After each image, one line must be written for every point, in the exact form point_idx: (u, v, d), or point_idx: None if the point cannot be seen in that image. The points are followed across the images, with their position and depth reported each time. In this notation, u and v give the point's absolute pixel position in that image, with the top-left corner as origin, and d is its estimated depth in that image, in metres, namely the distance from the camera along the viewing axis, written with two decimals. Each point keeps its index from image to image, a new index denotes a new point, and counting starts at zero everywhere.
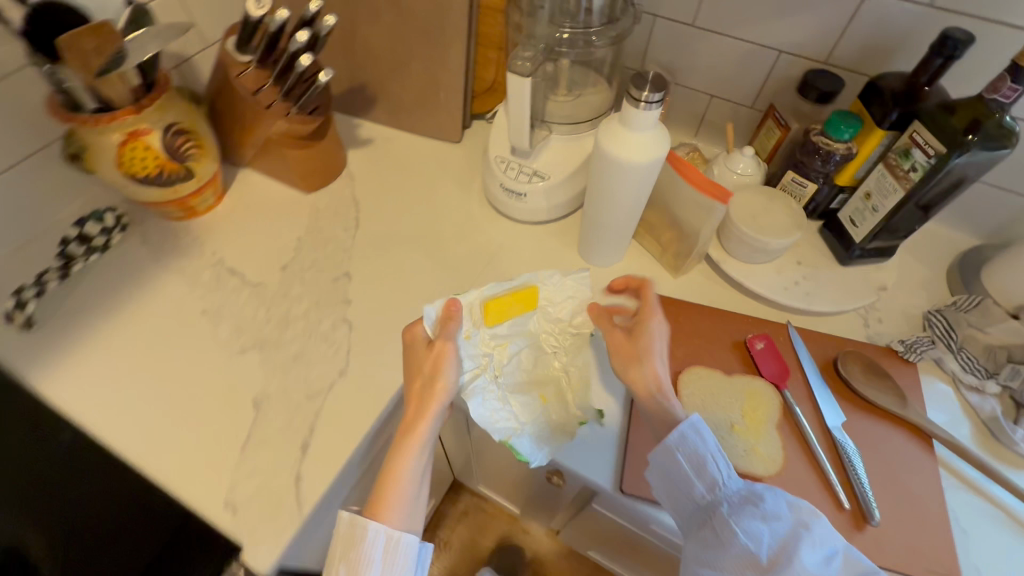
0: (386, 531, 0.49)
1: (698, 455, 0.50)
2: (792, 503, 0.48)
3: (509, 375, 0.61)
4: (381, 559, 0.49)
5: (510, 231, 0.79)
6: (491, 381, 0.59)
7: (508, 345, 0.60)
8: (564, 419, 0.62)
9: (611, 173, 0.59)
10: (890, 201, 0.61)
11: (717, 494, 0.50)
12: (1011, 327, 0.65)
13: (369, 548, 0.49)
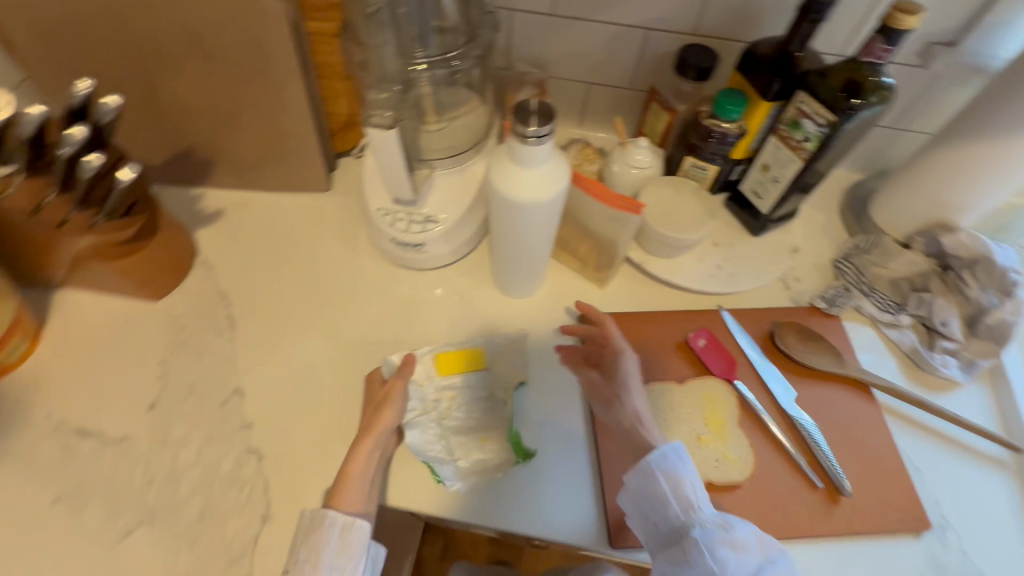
0: (344, 520, 0.47)
1: (675, 475, 0.47)
2: (760, 537, 0.46)
3: (459, 423, 0.60)
4: (335, 548, 0.46)
5: (416, 282, 0.70)
6: (435, 424, 0.59)
7: (463, 399, 0.61)
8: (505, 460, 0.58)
9: (516, 215, 0.52)
10: (789, 171, 0.61)
11: (691, 516, 0.47)
12: (909, 259, 0.68)
13: (323, 547, 0.46)
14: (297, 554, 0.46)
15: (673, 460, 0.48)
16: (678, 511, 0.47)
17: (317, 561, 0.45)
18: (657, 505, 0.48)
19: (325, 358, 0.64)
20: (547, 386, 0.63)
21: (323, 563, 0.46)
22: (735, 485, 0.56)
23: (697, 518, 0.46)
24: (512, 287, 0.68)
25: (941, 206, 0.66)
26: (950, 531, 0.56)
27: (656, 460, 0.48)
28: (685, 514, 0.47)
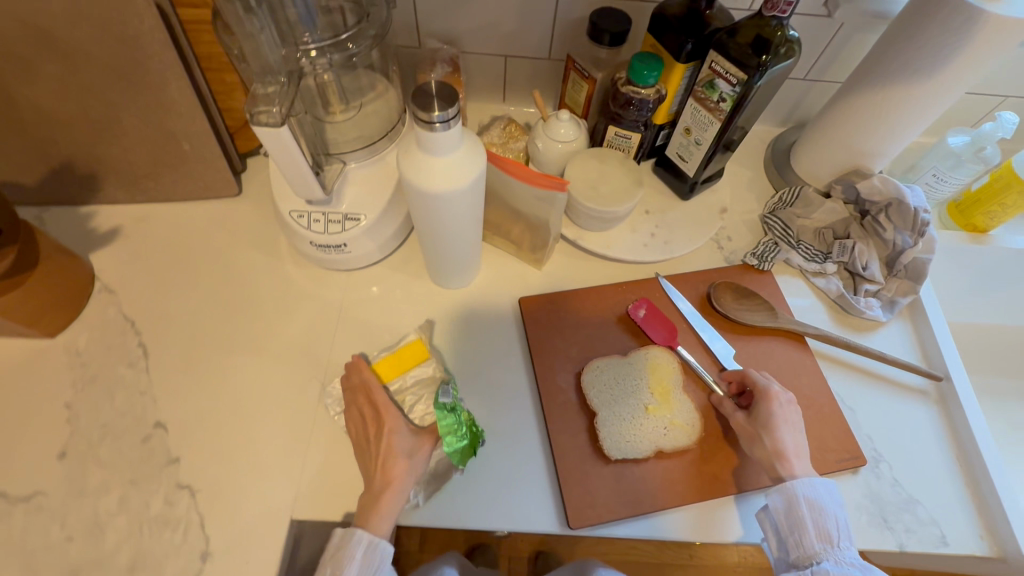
0: (369, 540, 0.48)
1: (815, 502, 0.49)
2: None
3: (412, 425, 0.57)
4: (358, 565, 0.47)
5: (346, 284, 0.66)
6: None
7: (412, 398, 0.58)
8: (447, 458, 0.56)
9: (433, 206, 0.49)
10: (709, 132, 0.61)
11: (829, 552, 0.47)
12: (829, 208, 0.70)
13: (347, 563, 0.47)
14: (325, 566, 0.47)
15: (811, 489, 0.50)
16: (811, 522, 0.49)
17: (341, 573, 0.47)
18: (779, 533, 0.50)
19: (254, 377, 0.60)
20: (493, 375, 0.62)
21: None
22: (684, 450, 0.57)
23: (836, 549, 0.47)
24: (446, 278, 0.65)
25: (855, 153, 0.68)
26: (883, 463, 0.59)
27: (802, 487, 0.50)
28: (812, 516, 0.49)
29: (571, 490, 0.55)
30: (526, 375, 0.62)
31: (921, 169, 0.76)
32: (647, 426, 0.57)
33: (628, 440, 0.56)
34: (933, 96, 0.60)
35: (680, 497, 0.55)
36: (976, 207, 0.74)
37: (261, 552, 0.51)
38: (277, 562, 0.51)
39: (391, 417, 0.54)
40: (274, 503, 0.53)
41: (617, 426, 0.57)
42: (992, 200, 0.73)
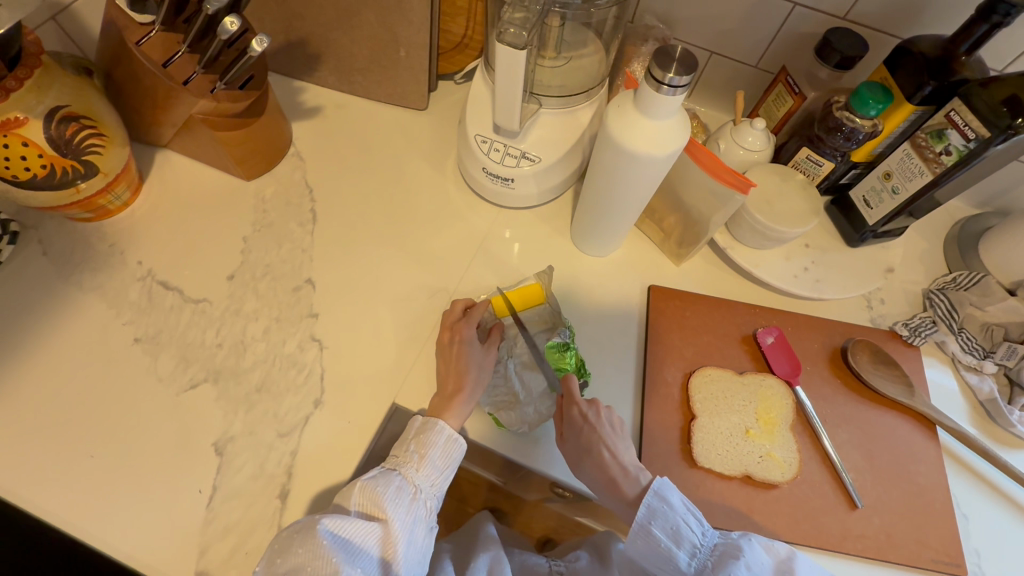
0: (450, 432, 0.53)
1: (667, 517, 0.49)
2: (766, 545, 0.47)
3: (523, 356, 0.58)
4: (441, 449, 0.52)
5: (494, 219, 0.70)
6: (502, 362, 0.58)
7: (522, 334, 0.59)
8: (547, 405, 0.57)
9: (623, 166, 0.51)
10: (914, 184, 0.57)
11: (698, 556, 0.48)
12: (1011, 305, 0.63)
13: (431, 445, 0.52)
14: (408, 444, 0.52)
15: (665, 499, 0.49)
16: (662, 536, 0.49)
17: (424, 453, 0.51)
18: (643, 552, 0.50)
19: (395, 271, 0.65)
20: (603, 347, 0.63)
21: (428, 457, 0.51)
22: (774, 484, 0.55)
23: None
24: (588, 244, 0.67)
25: None
26: None
27: (649, 504, 0.49)
28: (672, 540, 0.49)
29: None
30: (634, 358, 0.63)
31: None
32: (603, 420, 0.54)
33: (720, 453, 0.56)
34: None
35: (755, 526, 0.53)
36: None
37: (362, 419, 0.56)
38: (373, 432, 0.56)
39: (465, 328, 0.57)
40: (383, 383, 0.58)
41: (714, 438, 0.57)
42: None
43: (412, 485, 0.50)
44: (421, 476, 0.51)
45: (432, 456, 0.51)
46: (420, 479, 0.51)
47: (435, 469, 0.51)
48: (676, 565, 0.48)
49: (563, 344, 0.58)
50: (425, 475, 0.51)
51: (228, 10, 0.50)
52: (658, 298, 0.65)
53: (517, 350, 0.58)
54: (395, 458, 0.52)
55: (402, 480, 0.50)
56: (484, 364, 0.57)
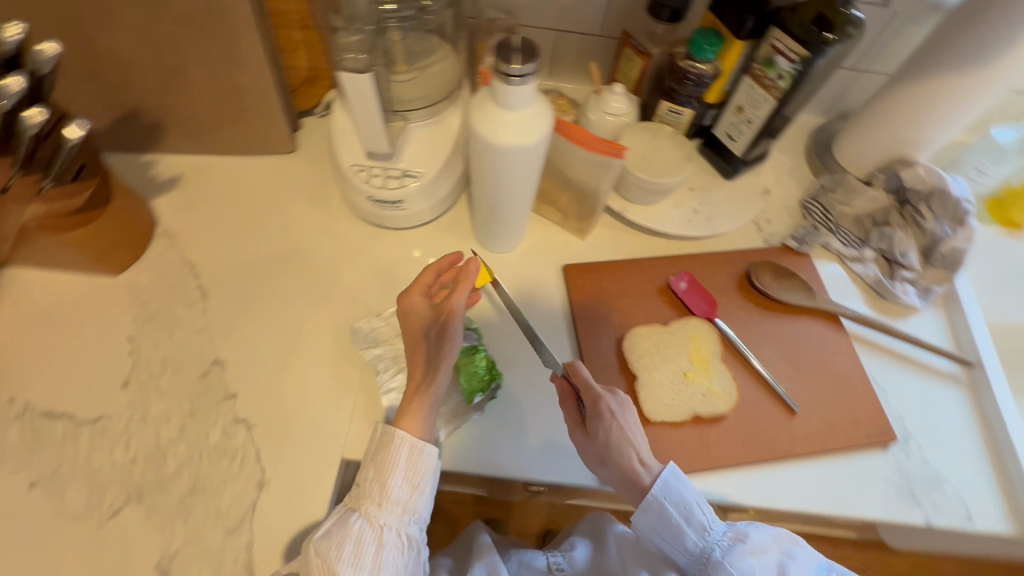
0: (411, 444, 0.49)
1: (684, 501, 0.51)
2: (775, 534, 0.50)
3: None
4: (400, 473, 0.48)
5: (396, 243, 0.68)
6: None
7: None
8: (456, 408, 0.57)
9: (499, 161, 0.51)
10: (763, 111, 0.62)
11: (707, 539, 0.51)
12: (871, 195, 0.72)
13: (388, 471, 0.48)
14: (367, 474, 0.49)
15: (682, 487, 0.51)
16: (675, 513, 0.51)
17: (385, 483, 0.48)
18: (656, 531, 0.53)
19: (308, 325, 0.62)
20: (535, 338, 0.64)
21: (390, 486, 0.48)
22: (721, 416, 0.58)
23: None
24: (494, 242, 0.67)
25: (903, 143, 0.69)
26: (913, 443, 0.60)
27: (660, 491, 0.51)
28: (685, 518, 0.51)
29: None
30: (567, 339, 0.64)
31: (962, 163, 0.74)
32: (615, 407, 0.52)
33: (668, 403, 0.59)
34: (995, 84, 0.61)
35: (716, 460, 0.56)
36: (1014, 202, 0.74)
37: (312, 487, 0.53)
38: (328, 496, 0.53)
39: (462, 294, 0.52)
40: (325, 442, 0.55)
41: (658, 390, 0.59)
42: None
43: (376, 522, 0.47)
44: (386, 508, 0.47)
45: (393, 484, 0.48)
46: (384, 513, 0.47)
47: (399, 496, 0.48)
48: (688, 543, 0.52)
49: (470, 347, 0.60)
50: (390, 506, 0.48)
51: (29, 101, 0.45)
52: (573, 278, 0.67)
53: None
54: (352, 497, 0.49)
55: (361, 522, 0.47)
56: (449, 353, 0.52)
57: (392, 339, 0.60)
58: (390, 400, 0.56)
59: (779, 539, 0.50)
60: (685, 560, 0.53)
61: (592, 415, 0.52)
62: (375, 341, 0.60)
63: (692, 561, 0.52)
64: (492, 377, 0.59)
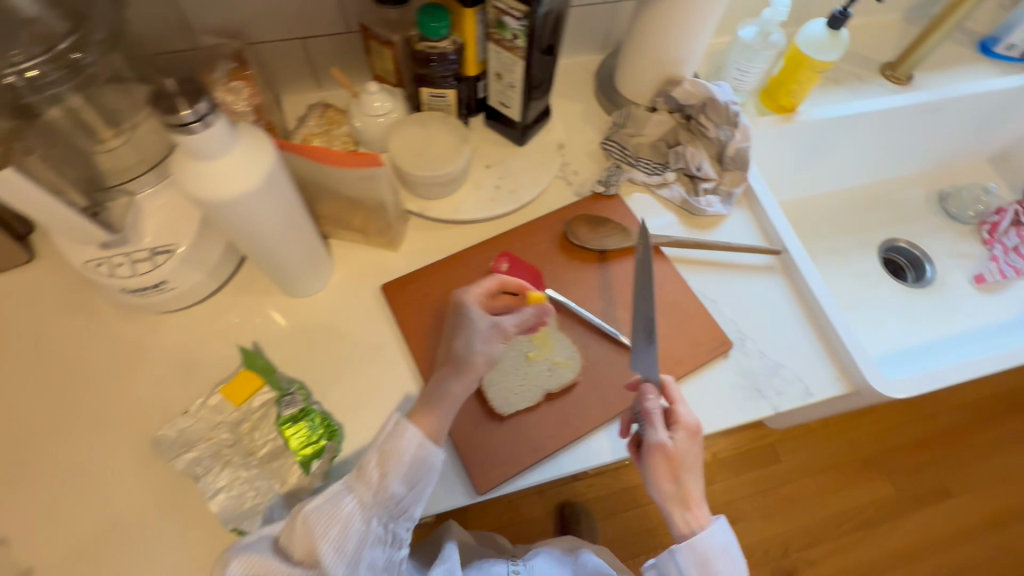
0: (417, 441, 0.48)
1: (731, 553, 0.51)
2: None
3: (266, 448, 0.54)
4: (396, 468, 0.47)
5: (190, 323, 0.60)
6: (237, 467, 0.52)
7: (256, 425, 0.55)
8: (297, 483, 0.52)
9: (233, 214, 0.45)
10: (517, 72, 0.59)
11: None
12: (657, 120, 0.74)
13: (392, 459, 0.47)
14: (370, 458, 0.47)
15: (727, 539, 0.52)
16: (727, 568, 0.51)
17: (384, 471, 0.47)
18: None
19: (104, 455, 0.53)
20: (370, 373, 0.59)
21: (387, 478, 0.47)
22: (571, 385, 0.58)
23: None
24: (296, 287, 0.61)
25: (667, 63, 0.71)
26: (748, 341, 0.64)
27: (713, 534, 0.51)
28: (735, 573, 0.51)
29: (474, 463, 0.54)
30: (405, 362, 0.60)
31: (727, 65, 0.77)
32: (697, 431, 0.52)
33: (517, 391, 0.58)
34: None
35: (576, 430, 0.56)
36: (780, 89, 0.78)
37: None
38: None
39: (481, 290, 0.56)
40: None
41: (505, 381, 0.58)
42: (798, 68, 0.73)
43: (359, 513, 0.46)
44: (378, 500, 0.47)
45: (398, 476, 0.47)
46: (376, 500, 0.47)
47: (394, 486, 0.47)
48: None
49: (297, 411, 0.54)
50: (385, 494, 0.47)
51: None
52: (393, 295, 0.63)
53: (258, 444, 0.54)
54: (352, 476, 0.47)
55: (357, 499, 0.46)
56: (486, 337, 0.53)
57: (208, 435, 0.54)
58: (217, 504, 0.50)
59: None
60: None
61: (676, 424, 0.52)
62: (187, 444, 0.53)
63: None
64: (329, 435, 0.53)
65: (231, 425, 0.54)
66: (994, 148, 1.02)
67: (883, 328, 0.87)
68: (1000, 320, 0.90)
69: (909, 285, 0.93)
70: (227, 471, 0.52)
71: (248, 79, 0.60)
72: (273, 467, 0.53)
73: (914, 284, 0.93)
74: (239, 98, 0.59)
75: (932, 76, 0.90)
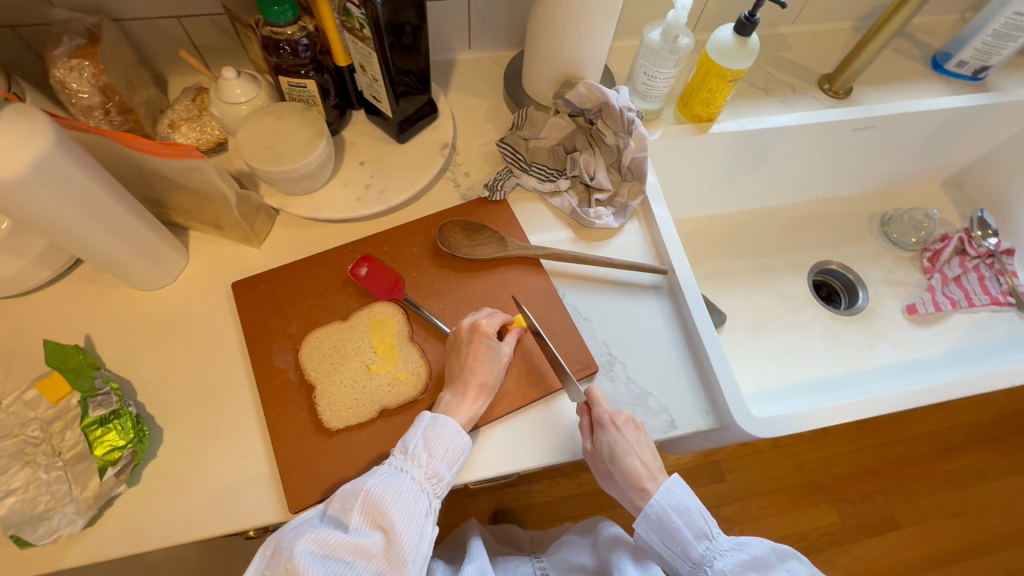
0: (457, 430, 0.51)
1: (684, 507, 0.54)
2: (773, 549, 0.53)
3: (72, 450, 0.50)
4: (444, 449, 0.50)
5: (24, 313, 0.58)
6: (35, 468, 0.49)
7: (66, 426, 0.51)
8: (95, 489, 0.49)
9: (5, 201, 0.42)
10: (375, 64, 0.56)
11: (708, 545, 0.54)
12: (555, 123, 0.68)
13: (440, 443, 0.50)
14: (415, 442, 0.50)
15: (679, 496, 0.55)
16: (675, 517, 0.54)
17: (433, 454, 0.49)
18: (657, 541, 0.55)
19: None
20: (206, 375, 0.57)
21: (436, 460, 0.49)
22: (414, 404, 0.56)
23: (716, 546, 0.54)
24: (136, 279, 0.58)
25: (562, 63, 0.67)
26: (617, 365, 0.60)
27: (662, 496, 0.54)
28: (680, 513, 0.54)
29: (290, 478, 0.52)
30: (244, 366, 0.57)
31: (637, 69, 0.72)
32: (623, 421, 0.53)
33: (350, 405, 0.55)
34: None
35: None
36: (694, 97, 0.73)
37: None
38: None
39: (488, 323, 0.56)
40: None
41: (342, 394, 0.55)
42: (712, 76, 0.69)
43: (415, 484, 0.48)
44: (428, 477, 0.49)
45: (462, 436, 0.51)
46: (427, 474, 0.49)
47: (441, 471, 0.49)
48: (690, 549, 0.54)
49: (108, 413, 0.50)
50: (431, 474, 0.49)
51: None
52: (243, 295, 0.60)
53: (63, 446, 0.50)
54: (402, 456, 0.50)
55: (412, 476, 0.48)
56: (499, 368, 0.55)
57: (15, 431, 0.50)
58: (5, 507, 0.47)
59: (779, 554, 0.53)
60: (685, 565, 0.54)
61: (598, 427, 0.53)
62: None
63: (694, 566, 0.54)
64: (133, 442, 0.51)
65: (43, 423, 0.51)
66: (946, 170, 0.96)
67: (801, 355, 0.83)
68: (933, 354, 0.84)
69: (840, 312, 0.88)
70: (24, 472, 0.48)
71: (95, 57, 0.57)
72: (76, 472, 0.50)
73: (845, 311, 0.88)
74: (80, 78, 0.56)
75: (872, 92, 0.85)
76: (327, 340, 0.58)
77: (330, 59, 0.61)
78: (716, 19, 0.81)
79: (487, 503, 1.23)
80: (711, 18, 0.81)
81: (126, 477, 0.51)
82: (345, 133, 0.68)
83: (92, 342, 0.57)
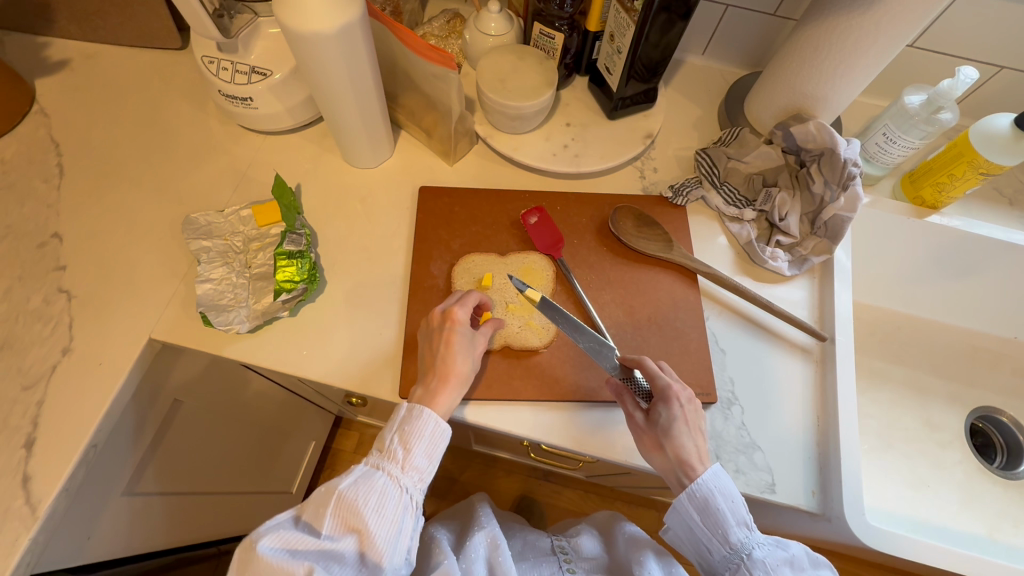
0: (435, 419, 0.49)
1: (730, 492, 0.50)
2: (811, 555, 0.50)
3: (261, 269, 0.59)
4: (421, 445, 0.48)
5: (260, 147, 0.69)
6: (240, 273, 0.59)
7: (262, 248, 0.60)
8: (265, 305, 0.57)
9: (303, 52, 0.50)
10: (627, 38, 0.58)
11: (748, 538, 0.49)
12: (764, 152, 0.66)
13: (417, 440, 0.48)
14: (393, 436, 0.49)
15: (725, 480, 0.50)
16: (722, 502, 0.49)
17: (410, 448, 0.48)
18: (696, 522, 0.50)
19: (153, 210, 0.64)
20: (372, 252, 0.64)
21: (413, 454, 0.48)
22: (533, 350, 0.58)
23: (752, 537, 0.50)
24: (354, 155, 0.66)
25: (799, 96, 0.64)
26: (735, 407, 0.58)
27: (710, 477, 0.49)
28: (727, 498, 0.49)
29: (409, 367, 0.57)
30: (403, 258, 0.63)
31: (876, 127, 0.67)
32: (686, 401, 0.52)
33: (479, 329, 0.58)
34: (904, 34, 0.54)
35: (515, 393, 0.56)
36: (927, 176, 0.66)
37: (112, 362, 0.56)
38: (123, 371, 0.56)
39: (460, 311, 0.54)
40: (138, 318, 0.58)
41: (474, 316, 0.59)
42: (959, 162, 0.62)
43: (396, 484, 0.47)
44: (406, 474, 0.47)
45: (441, 427, 0.49)
46: (405, 478, 0.47)
47: (419, 466, 0.48)
48: (729, 534, 0.49)
49: (296, 250, 0.59)
50: (409, 472, 0.48)
51: None
52: (426, 201, 0.66)
53: (255, 263, 0.60)
54: (380, 453, 0.48)
55: (387, 474, 0.47)
56: (474, 356, 0.53)
57: (225, 235, 0.61)
58: (202, 289, 0.57)
59: (815, 561, 0.50)
60: (723, 550, 0.50)
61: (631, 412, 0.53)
62: (207, 234, 0.61)
63: (729, 553, 0.50)
64: (306, 280, 0.58)
65: (247, 237, 0.61)
66: None
67: (924, 492, 0.73)
68: None
69: (990, 470, 0.76)
70: (222, 269, 0.59)
71: None
72: (256, 287, 0.58)
73: (997, 471, 0.76)
74: None
75: None
76: (481, 267, 0.62)
77: (584, 22, 0.64)
78: (985, 107, 0.72)
79: (520, 484, 1.24)
80: (980, 104, 0.72)
81: (290, 308, 0.58)
82: (562, 92, 0.71)
83: (300, 191, 0.66)
